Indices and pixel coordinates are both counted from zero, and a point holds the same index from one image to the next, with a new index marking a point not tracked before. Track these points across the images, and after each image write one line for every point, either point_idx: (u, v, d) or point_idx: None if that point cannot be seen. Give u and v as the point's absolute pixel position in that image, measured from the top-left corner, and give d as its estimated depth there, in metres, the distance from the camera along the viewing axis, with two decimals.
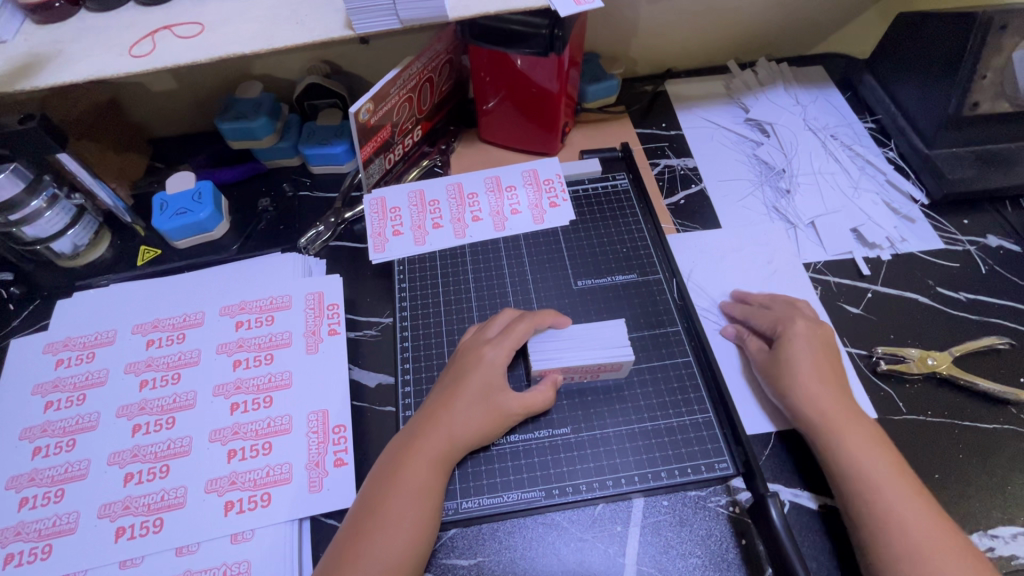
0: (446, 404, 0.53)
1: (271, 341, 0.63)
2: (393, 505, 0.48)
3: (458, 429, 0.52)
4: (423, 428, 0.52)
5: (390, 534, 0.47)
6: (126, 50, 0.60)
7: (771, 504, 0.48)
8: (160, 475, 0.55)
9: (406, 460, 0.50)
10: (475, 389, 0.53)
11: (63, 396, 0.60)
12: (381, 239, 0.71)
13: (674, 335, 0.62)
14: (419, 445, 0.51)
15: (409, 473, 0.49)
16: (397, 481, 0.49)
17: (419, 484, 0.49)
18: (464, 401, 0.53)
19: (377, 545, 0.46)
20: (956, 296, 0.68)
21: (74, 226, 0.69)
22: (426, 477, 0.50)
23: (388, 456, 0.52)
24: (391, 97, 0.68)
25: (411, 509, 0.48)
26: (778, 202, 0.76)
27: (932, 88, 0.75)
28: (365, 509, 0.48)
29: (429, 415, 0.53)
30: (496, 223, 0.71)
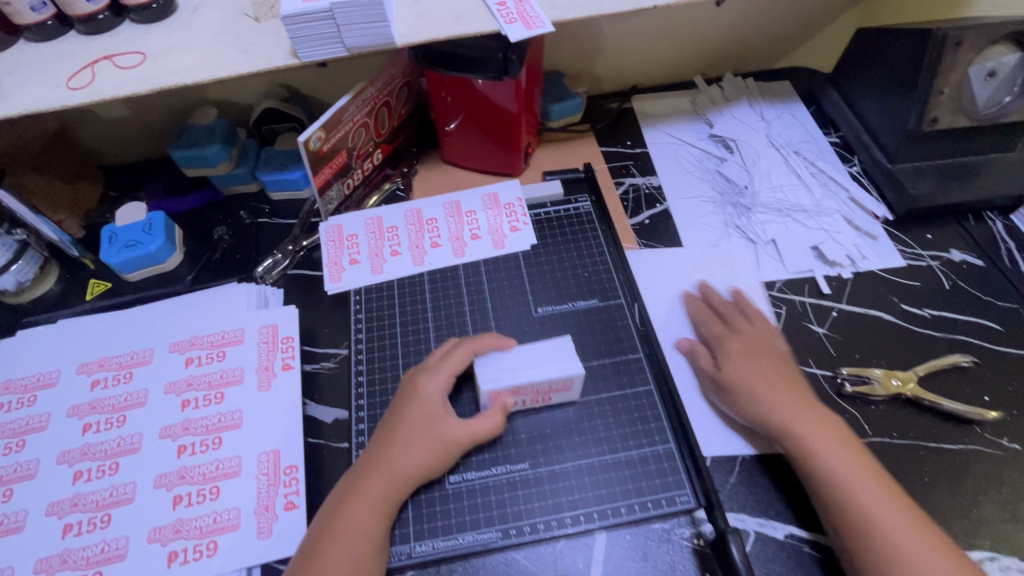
0: (393, 443, 0.52)
1: (221, 378, 0.61)
2: (332, 548, 0.47)
3: (403, 468, 0.50)
4: (363, 475, 0.50)
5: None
6: (64, 82, 0.58)
7: (732, 540, 0.47)
8: (101, 525, 0.52)
9: (351, 502, 0.49)
10: (425, 419, 0.53)
11: (0, 442, 0.57)
12: (337, 268, 0.69)
13: (635, 362, 0.60)
14: (363, 485, 0.50)
15: (354, 514, 0.48)
16: (337, 528, 0.47)
17: (363, 527, 0.48)
18: (406, 437, 0.52)
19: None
20: (920, 313, 0.67)
21: (17, 261, 0.67)
22: (370, 520, 0.48)
23: (332, 499, 0.50)
24: (345, 123, 0.67)
25: (350, 552, 0.46)
26: (740, 220, 0.75)
27: (892, 103, 0.75)
28: (308, 552, 0.47)
29: (373, 456, 0.52)
30: (455, 249, 0.70)
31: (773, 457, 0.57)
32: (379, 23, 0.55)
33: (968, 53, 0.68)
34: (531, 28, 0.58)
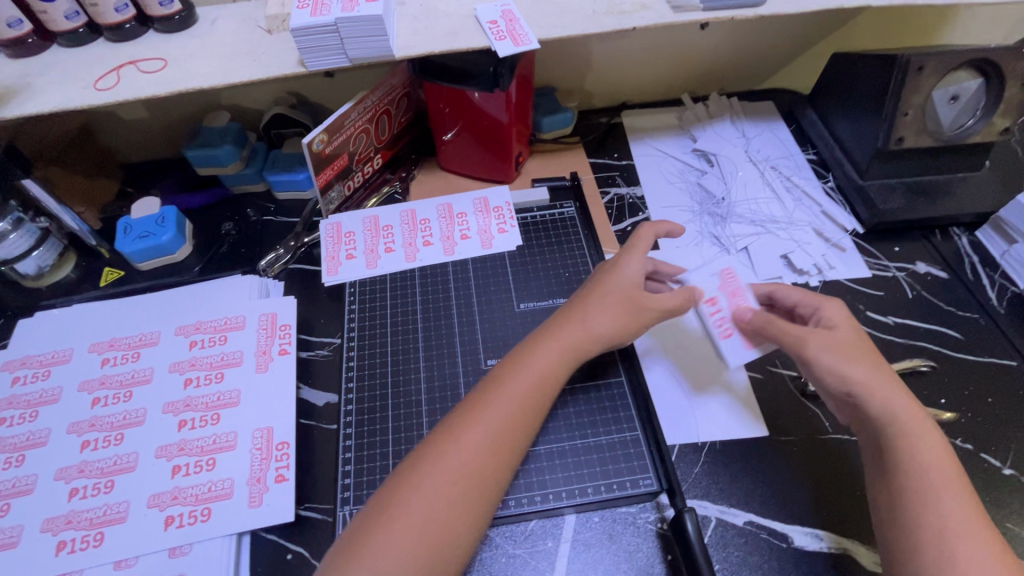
0: (501, 383, 0.54)
1: (222, 360, 0.65)
2: (425, 481, 0.48)
3: (505, 414, 0.52)
4: (469, 419, 0.52)
5: (430, 509, 0.47)
6: (91, 83, 0.64)
7: (687, 517, 0.51)
8: (105, 490, 0.56)
9: (449, 442, 0.50)
10: (552, 345, 0.57)
11: (16, 412, 0.62)
12: (335, 262, 0.74)
13: (609, 356, 0.65)
14: (470, 425, 0.51)
15: (454, 452, 0.50)
16: (432, 463, 0.49)
17: (462, 465, 0.49)
18: (540, 363, 0.56)
19: (410, 518, 0.46)
20: (884, 320, 0.71)
21: (40, 247, 0.72)
22: (471, 460, 0.49)
23: (431, 439, 0.52)
24: (347, 128, 0.72)
25: (449, 489, 0.48)
26: (716, 228, 0.80)
27: (863, 123, 0.80)
28: (401, 482, 0.49)
29: (475, 401, 0.53)
30: (446, 247, 0.75)
31: (731, 447, 0.61)
32: (379, 37, 0.60)
33: (929, 78, 0.72)
34: (519, 44, 0.63)
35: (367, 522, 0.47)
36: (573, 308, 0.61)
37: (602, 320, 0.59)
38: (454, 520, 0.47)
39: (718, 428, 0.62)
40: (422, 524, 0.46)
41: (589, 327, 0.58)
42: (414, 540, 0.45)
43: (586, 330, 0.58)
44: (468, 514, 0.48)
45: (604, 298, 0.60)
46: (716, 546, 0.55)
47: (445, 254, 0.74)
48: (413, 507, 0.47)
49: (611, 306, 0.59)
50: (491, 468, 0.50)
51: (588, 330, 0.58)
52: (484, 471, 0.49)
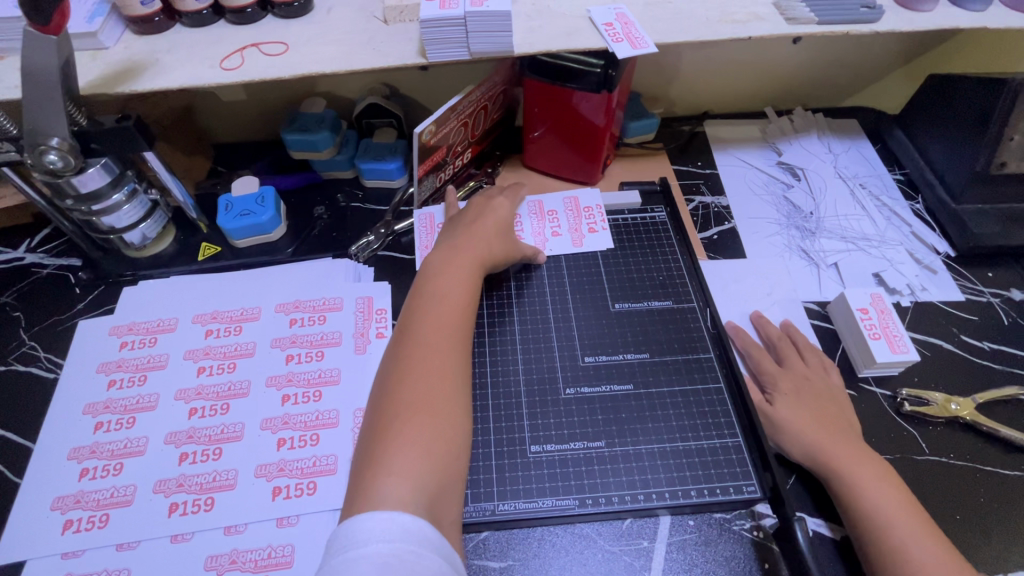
0: (432, 279, 0.59)
1: (322, 339, 0.67)
2: (410, 364, 0.51)
3: (454, 302, 0.57)
4: (407, 338, 0.53)
5: (425, 383, 0.50)
6: (217, 63, 0.66)
7: (797, 525, 0.51)
8: (213, 457, 0.58)
9: (416, 331, 0.54)
10: (457, 255, 0.63)
11: (125, 375, 0.64)
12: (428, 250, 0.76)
13: (706, 361, 0.66)
14: (428, 313, 0.55)
15: (427, 336, 0.53)
16: (409, 350, 0.52)
17: (439, 340, 0.53)
18: (458, 262, 0.62)
19: (411, 395, 0.49)
20: (980, 345, 0.70)
21: (147, 220, 0.74)
22: (443, 336, 0.54)
23: (397, 333, 0.55)
24: (451, 121, 0.73)
25: (432, 363, 0.51)
26: (804, 242, 0.80)
27: (959, 145, 0.79)
28: (388, 375, 0.51)
29: (418, 299, 0.58)
30: (535, 242, 0.75)
31: None
32: (502, 33, 0.61)
33: None
34: (636, 47, 0.63)
35: (373, 417, 0.49)
36: (458, 228, 0.67)
37: (491, 236, 0.67)
38: (447, 388, 0.50)
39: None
40: (419, 395, 0.49)
41: (487, 240, 0.66)
42: (422, 410, 0.48)
43: (487, 240, 0.66)
44: (455, 380, 0.51)
45: (483, 221, 0.68)
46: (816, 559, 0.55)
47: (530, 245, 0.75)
48: (409, 385, 0.49)
49: (491, 225, 0.68)
50: (459, 340, 0.54)
51: (486, 243, 0.66)
52: (457, 342, 0.54)
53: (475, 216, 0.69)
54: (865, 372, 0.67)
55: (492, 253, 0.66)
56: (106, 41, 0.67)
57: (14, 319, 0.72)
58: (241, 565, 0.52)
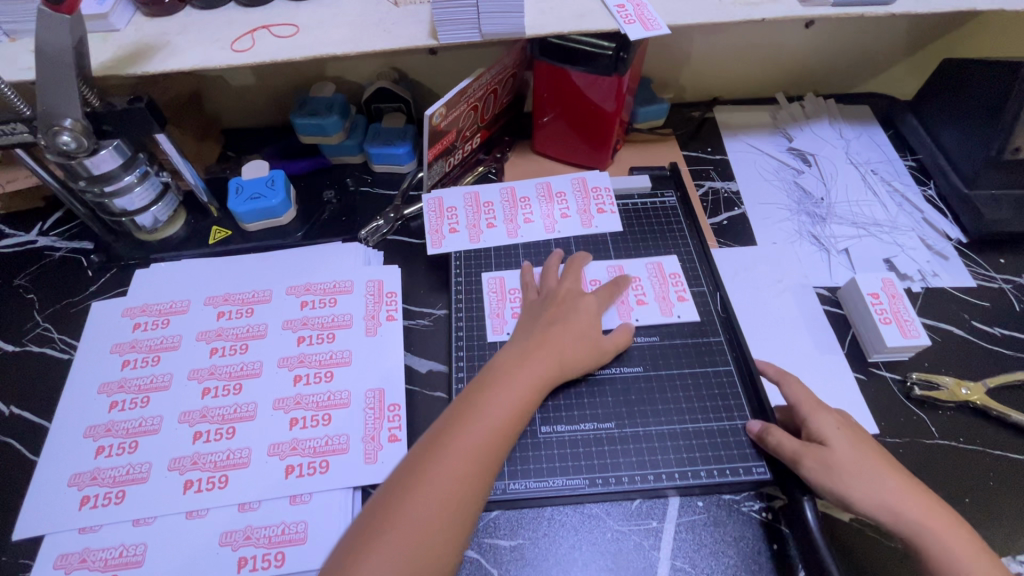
0: (499, 378, 0.54)
1: (333, 321, 0.67)
2: (439, 460, 0.47)
3: (514, 405, 0.52)
4: (453, 427, 0.49)
5: (445, 486, 0.46)
6: (228, 45, 0.66)
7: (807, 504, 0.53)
8: (226, 435, 0.58)
9: (460, 425, 0.50)
10: (535, 353, 0.57)
11: (139, 355, 0.64)
12: (500, 319, 0.68)
13: (716, 344, 0.66)
14: (481, 411, 0.51)
15: (468, 435, 0.49)
16: (439, 446, 0.48)
17: (477, 443, 0.49)
18: (532, 363, 0.56)
19: (423, 496, 0.45)
20: (991, 331, 0.70)
21: (157, 203, 0.74)
22: (486, 441, 0.49)
23: (437, 425, 0.50)
24: (460, 105, 0.73)
25: (459, 465, 0.47)
26: (814, 228, 0.79)
27: (975, 130, 0.78)
28: (412, 458, 0.48)
29: (478, 391, 0.53)
30: (622, 314, 0.67)
31: None
32: (514, 14, 0.61)
33: None
34: (648, 29, 0.63)
35: (381, 501, 0.45)
36: (533, 328, 0.60)
37: (573, 339, 0.60)
38: (463, 498, 0.46)
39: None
40: (430, 500, 0.45)
41: (565, 344, 0.59)
42: (426, 518, 0.44)
43: (560, 350, 0.58)
44: (479, 492, 0.47)
45: (566, 324, 0.61)
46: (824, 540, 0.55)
47: (615, 321, 0.66)
48: (426, 484, 0.46)
49: (572, 332, 0.60)
50: (499, 447, 0.50)
51: (563, 346, 0.59)
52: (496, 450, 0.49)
53: (557, 316, 0.62)
54: (875, 356, 0.67)
55: (568, 357, 0.59)
56: (117, 23, 0.67)
57: (28, 300, 0.73)
58: (255, 541, 0.53)
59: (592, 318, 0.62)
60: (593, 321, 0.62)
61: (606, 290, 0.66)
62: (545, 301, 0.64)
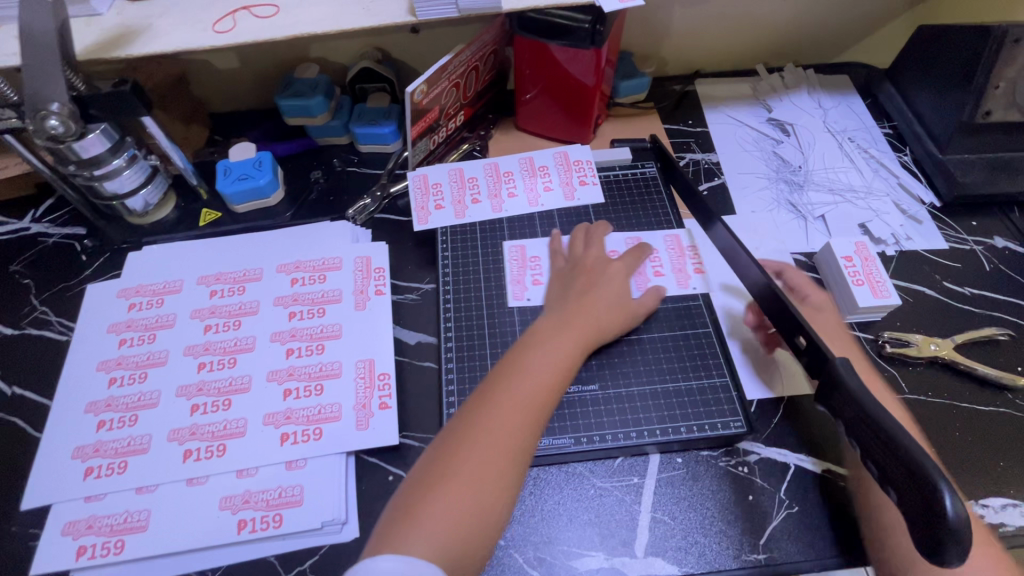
0: (531, 349, 0.58)
1: (323, 296, 0.69)
2: (476, 429, 0.51)
3: (547, 372, 0.55)
4: (489, 395, 0.54)
5: (483, 450, 0.50)
6: (209, 26, 0.67)
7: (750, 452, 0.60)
8: (223, 407, 0.61)
9: (494, 394, 0.54)
10: (568, 324, 0.60)
11: (135, 334, 0.66)
12: (520, 286, 0.70)
13: (696, 309, 0.68)
14: (514, 379, 0.55)
15: (499, 403, 0.53)
16: (474, 414, 0.52)
17: (510, 411, 0.52)
18: (564, 334, 0.59)
19: (463, 461, 0.49)
20: (961, 290, 0.72)
21: (147, 186, 0.75)
22: (521, 407, 0.53)
23: (477, 396, 0.55)
24: (442, 81, 0.74)
25: (499, 431, 0.51)
26: (792, 196, 0.81)
27: (948, 95, 0.79)
28: (452, 427, 0.52)
29: (512, 362, 0.57)
30: (641, 283, 0.69)
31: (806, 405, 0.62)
32: None
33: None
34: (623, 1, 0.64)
35: (428, 467, 0.50)
36: (568, 299, 0.63)
37: (606, 307, 0.63)
38: (503, 461, 0.50)
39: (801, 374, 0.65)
40: (469, 463, 0.49)
41: (598, 312, 0.62)
42: (467, 480, 0.48)
43: (595, 319, 0.62)
44: (517, 456, 0.50)
45: (596, 293, 0.64)
46: (796, 491, 0.58)
47: (638, 290, 0.68)
48: (466, 450, 0.50)
49: (604, 299, 0.63)
50: (534, 414, 0.53)
51: (595, 315, 0.62)
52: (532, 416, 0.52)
53: (589, 284, 0.65)
54: (848, 318, 0.69)
55: (603, 327, 0.62)
56: (99, 7, 0.67)
57: (24, 285, 0.74)
58: (254, 504, 0.55)
59: (622, 284, 0.66)
60: (623, 287, 0.65)
61: (632, 254, 0.69)
62: (573, 269, 0.68)
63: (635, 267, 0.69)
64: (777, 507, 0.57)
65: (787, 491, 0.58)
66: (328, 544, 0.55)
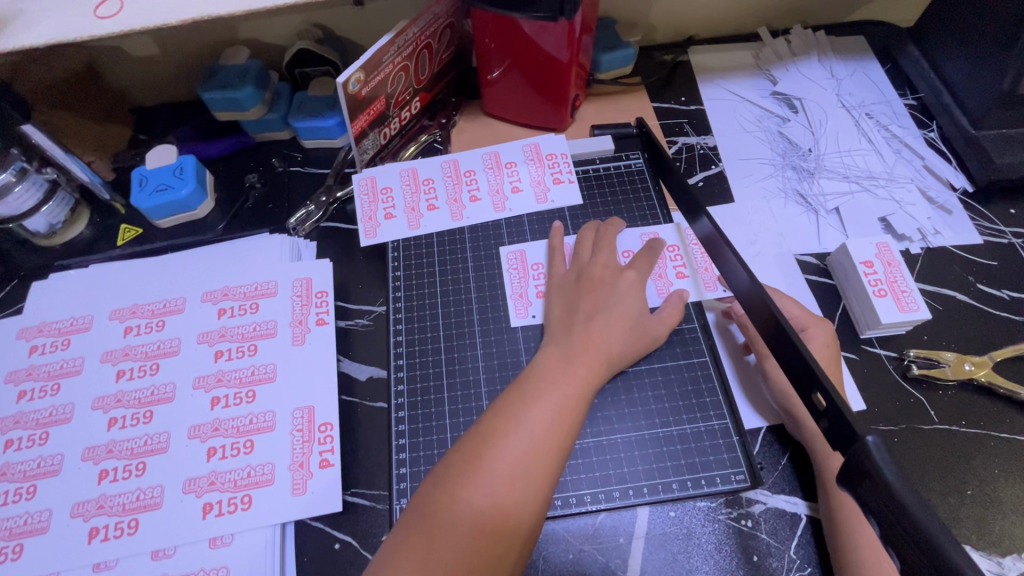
0: (530, 393, 0.47)
1: (254, 330, 0.59)
2: (459, 501, 0.41)
3: (550, 426, 0.45)
4: (477, 455, 0.43)
5: (467, 531, 0.40)
6: (92, 10, 0.54)
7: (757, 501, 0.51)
8: (136, 473, 0.52)
9: (482, 453, 0.43)
10: (573, 359, 0.50)
11: (36, 385, 0.57)
12: (523, 301, 0.60)
13: (689, 333, 0.58)
14: (508, 433, 0.44)
15: (490, 466, 0.42)
16: (459, 483, 0.41)
17: (504, 479, 0.41)
18: (570, 372, 0.49)
19: (442, 544, 0.39)
20: (999, 295, 0.62)
21: (48, 202, 0.65)
22: (518, 474, 0.42)
23: (459, 451, 0.44)
24: (384, 66, 0.63)
25: (488, 506, 0.41)
26: (801, 185, 0.70)
27: (987, 60, 0.67)
28: (428, 494, 0.42)
29: (505, 408, 0.46)
30: (661, 288, 0.60)
31: None
32: None
33: None
34: None
35: (395, 549, 0.40)
36: (571, 326, 0.53)
37: (616, 334, 0.53)
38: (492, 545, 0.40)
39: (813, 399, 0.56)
40: (450, 549, 0.39)
41: (608, 342, 0.52)
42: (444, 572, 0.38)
43: (605, 351, 0.51)
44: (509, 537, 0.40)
45: (606, 317, 0.53)
46: (808, 549, 0.49)
47: (657, 299, 0.59)
48: (445, 529, 0.40)
49: (615, 324, 0.53)
50: (533, 481, 0.42)
51: (605, 345, 0.52)
52: (532, 484, 0.42)
53: (596, 305, 0.54)
54: (867, 333, 0.59)
55: (612, 358, 0.52)
56: None
57: None
58: None
59: (636, 301, 0.55)
60: (637, 306, 0.55)
61: (643, 259, 0.59)
62: (577, 280, 0.57)
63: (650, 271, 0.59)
64: (786, 569, 0.49)
65: (797, 549, 0.49)
66: None
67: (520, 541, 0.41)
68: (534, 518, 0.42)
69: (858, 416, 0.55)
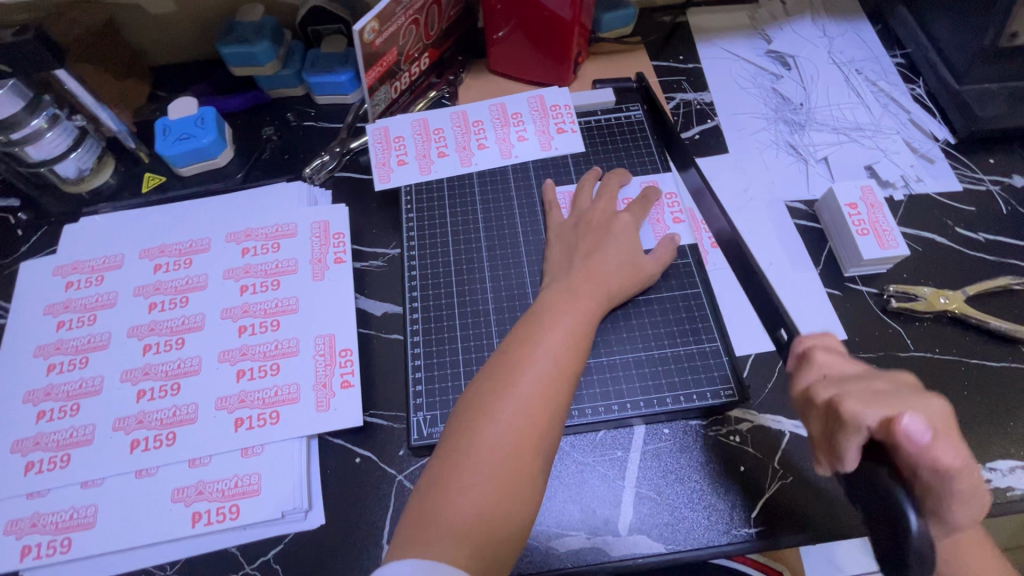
0: (545, 324, 0.50)
1: (277, 267, 0.63)
2: (494, 418, 0.44)
3: (565, 350, 0.48)
4: (503, 379, 0.46)
5: (505, 444, 0.43)
6: None
7: (745, 417, 0.56)
8: (172, 392, 0.56)
9: (509, 378, 0.46)
10: (576, 291, 0.54)
11: (74, 316, 0.61)
12: (523, 240, 0.65)
13: (684, 268, 0.62)
14: (529, 360, 0.47)
15: (519, 388, 0.45)
16: (487, 405, 0.45)
17: (533, 398, 0.45)
18: (575, 303, 0.53)
19: (483, 454, 0.43)
20: (975, 237, 0.66)
21: (77, 149, 0.68)
22: (541, 394, 0.46)
23: (484, 378, 0.47)
24: (397, 17, 0.66)
25: (519, 425, 0.44)
26: (792, 137, 0.74)
27: (969, 18, 0.70)
28: (464, 414, 0.45)
29: (524, 338, 0.49)
30: (658, 232, 0.64)
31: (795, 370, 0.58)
32: None
33: None
34: None
35: (440, 462, 0.43)
36: (572, 262, 0.57)
37: (614, 270, 0.57)
38: (530, 454, 0.44)
39: (799, 327, 0.60)
40: (491, 459, 0.43)
41: (606, 275, 0.56)
42: (490, 478, 0.42)
43: (605, 284, 0.55)
44: (542, 447, 0.44)
45: (604, 253, 0.57)
46: (791, 460, 0.54)
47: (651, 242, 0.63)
48: (485, 443, 0.43)
49: (611, 259, 0.57)
50: (555, 399, 0.46)
51: (603, 278, 0.56)
52: (555, 401, 0.46)
53: (595, 245, 0.58)
54: (851, 271, 0.63)
55: (611, 291, 0.56)
56: None
57: None
58: (209, 496, 0.52)
59: (632, 240, 0.59)
60: (633, 244, 0.59)
61: (640, 204, 0.63)
62: (578, 224, 0.61)
63: (645, 216, 0.63)
64: (769, 478, 0.53)
65: (780, 461, 0.54)
66: (292, 532, 0.52)
67: (549, 452, 0.45)
68: (558, 431, 0.46)
69: (839, 343, 0.60)
